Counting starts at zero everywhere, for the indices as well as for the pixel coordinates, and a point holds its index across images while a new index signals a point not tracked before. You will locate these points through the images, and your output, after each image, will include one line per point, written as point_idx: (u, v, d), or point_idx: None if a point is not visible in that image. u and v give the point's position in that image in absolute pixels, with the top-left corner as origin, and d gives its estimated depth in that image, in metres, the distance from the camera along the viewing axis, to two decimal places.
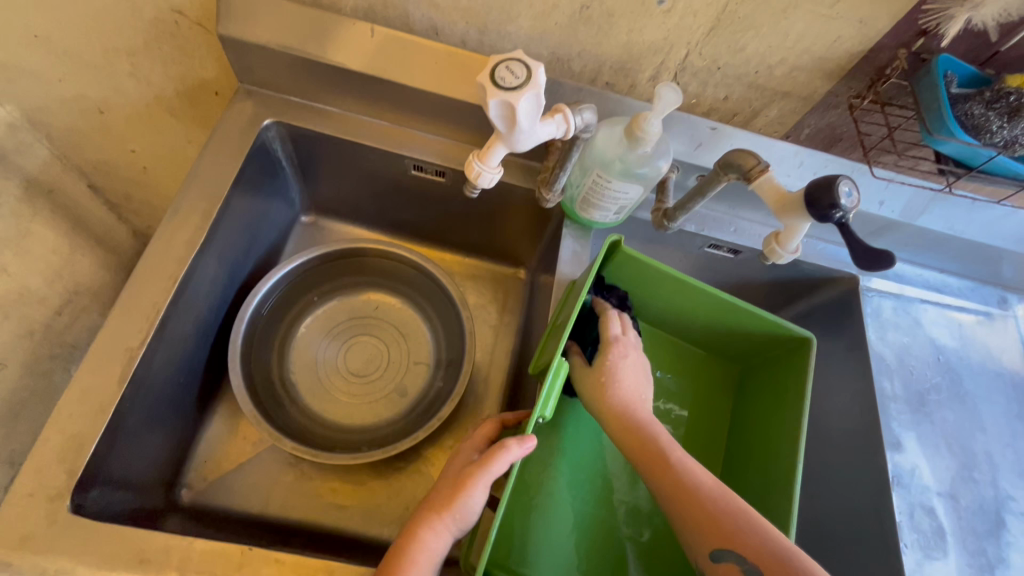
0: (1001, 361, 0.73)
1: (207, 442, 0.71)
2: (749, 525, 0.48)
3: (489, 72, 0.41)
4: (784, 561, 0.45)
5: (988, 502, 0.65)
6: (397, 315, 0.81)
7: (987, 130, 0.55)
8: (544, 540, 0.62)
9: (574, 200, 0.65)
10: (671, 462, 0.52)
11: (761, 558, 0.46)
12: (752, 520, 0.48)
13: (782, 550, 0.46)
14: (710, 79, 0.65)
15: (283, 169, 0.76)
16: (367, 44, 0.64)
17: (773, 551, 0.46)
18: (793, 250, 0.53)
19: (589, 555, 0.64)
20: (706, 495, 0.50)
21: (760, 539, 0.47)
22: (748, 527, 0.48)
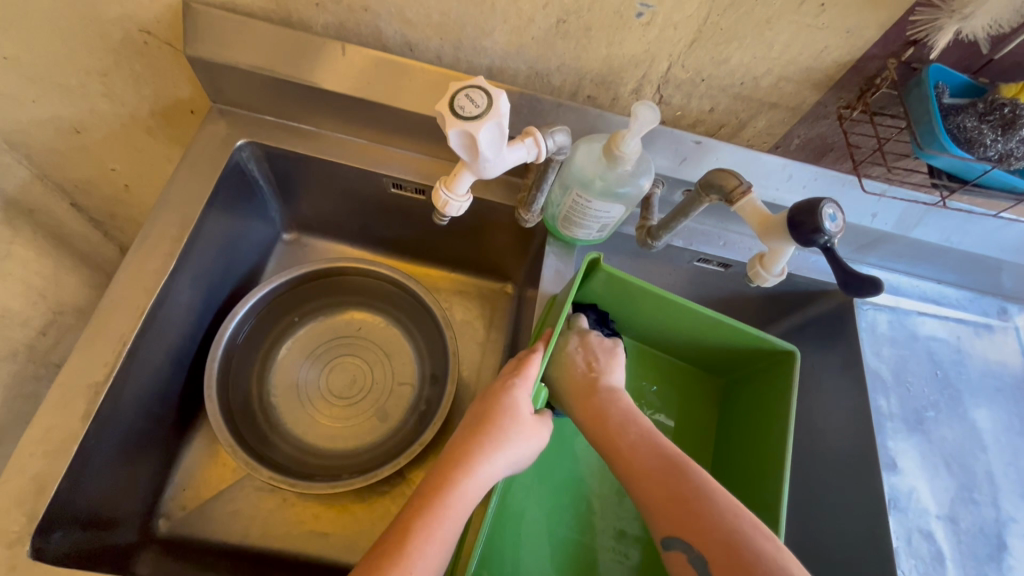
0: (1002, 375, 0.71)
1: (185, 469, 0.69)
2: (699, 508, 0.47)
3: (448, 102, 0.40)
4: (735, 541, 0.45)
5: (988, 524, 0.62)
6: (380, 334, 0.79)
7: (981, 143, 0.52)
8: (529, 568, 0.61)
9: (555, 218, 0.63)
10: (624, 447, 0.52)
11: (711, 540, 0.45)
12: (702, 502, 0.47)
13: (729, 539, 0.45)
14: (694, 91, 0.63)
15: (260, 188, 0.74)
16: (340, 62, 0.62)
17: (720, 536, 0.45)
18: (779, 272, 0.51)
19: None
20: (659, 477, 0.50)
21: (709, 525, 0.46)
22: (698, 510, 0.47)
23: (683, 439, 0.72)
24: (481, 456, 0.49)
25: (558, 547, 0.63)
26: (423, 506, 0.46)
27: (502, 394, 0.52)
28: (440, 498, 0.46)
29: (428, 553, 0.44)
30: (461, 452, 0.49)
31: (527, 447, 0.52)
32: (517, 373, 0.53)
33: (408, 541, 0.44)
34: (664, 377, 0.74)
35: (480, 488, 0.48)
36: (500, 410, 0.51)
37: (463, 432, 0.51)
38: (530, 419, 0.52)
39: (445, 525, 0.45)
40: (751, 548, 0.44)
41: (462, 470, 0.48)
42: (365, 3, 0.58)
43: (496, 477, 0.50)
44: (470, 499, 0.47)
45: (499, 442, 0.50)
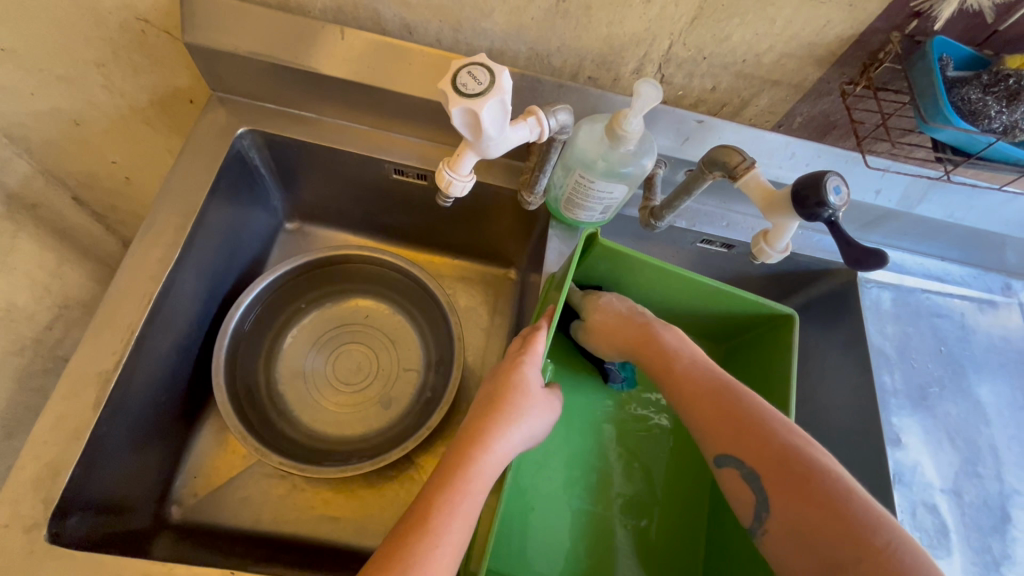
0: (1006, 350, 0.71)
1: (196, 457, 0.70)
2: (751, 426, 0.49)
3: (450, 79, 0.39)
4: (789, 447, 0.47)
5: (993, 498, 0.63)
6: (386, 322, 0.80)
7: (986, 115, 0.52)
8: (541, 542, 0.62)
9: (558, 201, 0.63)
10: (678, 378, 0.56)
11: (768, 446, 0.48)
12: (759, 418, 0.50)
13: (781, 446, 0.47)
14: (695, 69, 0.62)
15: (262, 177, 0.74)
16: (339, 47, 0.62)
17: (774, 446, 0.48)
18: (783, 249, 0.51)
19: (589, 556, 0.63)
20: (711, 399, 0.53)
21: (763, 442, 0.48)
22: (750, 429, 0.49)
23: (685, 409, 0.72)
24: (496, 432, 0.50)
25: (572, 520, 0.64)
26: (444, 483, 0.46)
27: (512, 373, 0.52)
28: (461, 474, 0.47)
29: (453, 528, 0.44)
30: (476, 430, 0.49)
31: (539, 420, 0.52)
32: (524, 350, 0.54)
33: (431, 518, 0.44)
34: None
35: (497, 463, 0.48)
36: (511, 387, 0.52)
37: (476, 412, 0.52)
38: (540, 395, 0.53)
39: (465, 501, 0.46)
40: (802, 458, 0.46)
41: (480, 447, 0.48)
42: None
43: (511, 453, 0.50)
44: (489, 475, 0.48)
45: (513, 419, 0.50)
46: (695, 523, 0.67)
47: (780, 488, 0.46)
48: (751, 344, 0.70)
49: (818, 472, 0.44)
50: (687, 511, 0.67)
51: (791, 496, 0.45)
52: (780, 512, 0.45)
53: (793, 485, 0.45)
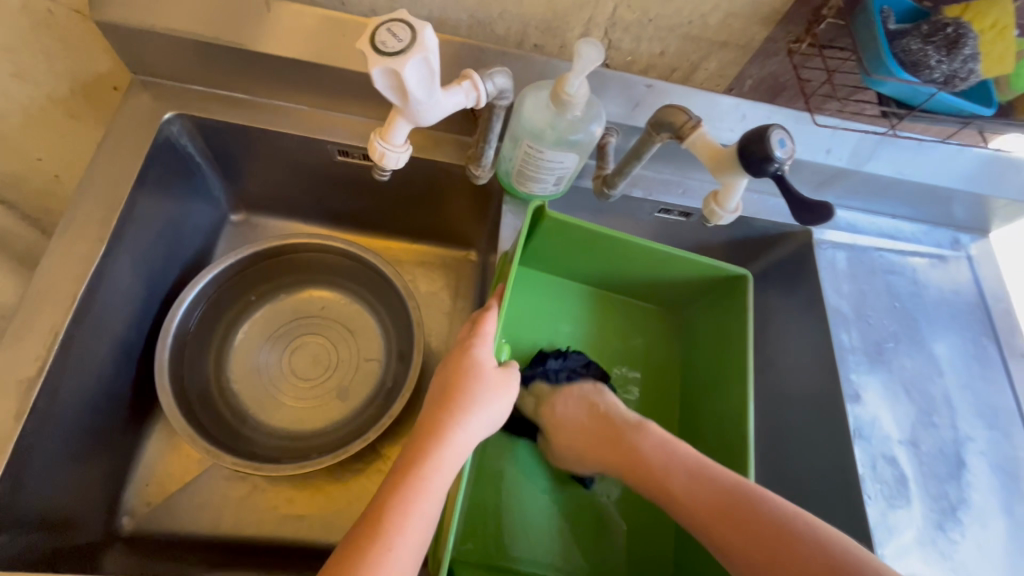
0: (955, 302, 0.74)
1: (146, 464, 0.66)
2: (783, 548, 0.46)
3: (367, 37, 0.37)
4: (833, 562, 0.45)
5: (948, 446, 0.65)
6: (343, 312, 0.77)
7: (926, 65, 0.51)
8: (517, 523, 0.61)
9: (509, 174, 0.61)
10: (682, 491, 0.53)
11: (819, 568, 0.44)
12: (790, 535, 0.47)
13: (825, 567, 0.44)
14: (642, 33, 0.61)
15: (198, 166, 0.70)
16: (266, 21, 0.58)
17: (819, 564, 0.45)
18: (733, 209, 0.50)
19: (565, 534, 0.62)
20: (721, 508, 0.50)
21: (798, 564, 0.45)
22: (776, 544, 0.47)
23: (650, 377, 0.71)
24: (451, 423, 0.47)
25: (542, 500, 0.63)
26: (398, 482, 0.44)
27: (463, 357, 0.50)
28: (414, 472, 0.44)
29: (409, 526, 0.42)
30: (431, 423, 0.48)
31: (497, 404, 0.50)
32: (475, 333, 0.52)
33: (384, 517, 0.42)
34: (634, 323, 0.74)
35: (455, 455, 0.46)
36: (465, 372, 0.50)
37: (432, 402, 0.50)
38: (495, 375, 0.51)
39: (421, 497, 0.44)
40: None
41: (435, 441, 0.46)
42: None
43: (469, 443, 0.48)
44: (446, 467, 0.46)
45: (468, 406, 0.48)
46: None
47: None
48: (709, 312, 0.69)
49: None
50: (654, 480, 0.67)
51: None
52: None
53: None
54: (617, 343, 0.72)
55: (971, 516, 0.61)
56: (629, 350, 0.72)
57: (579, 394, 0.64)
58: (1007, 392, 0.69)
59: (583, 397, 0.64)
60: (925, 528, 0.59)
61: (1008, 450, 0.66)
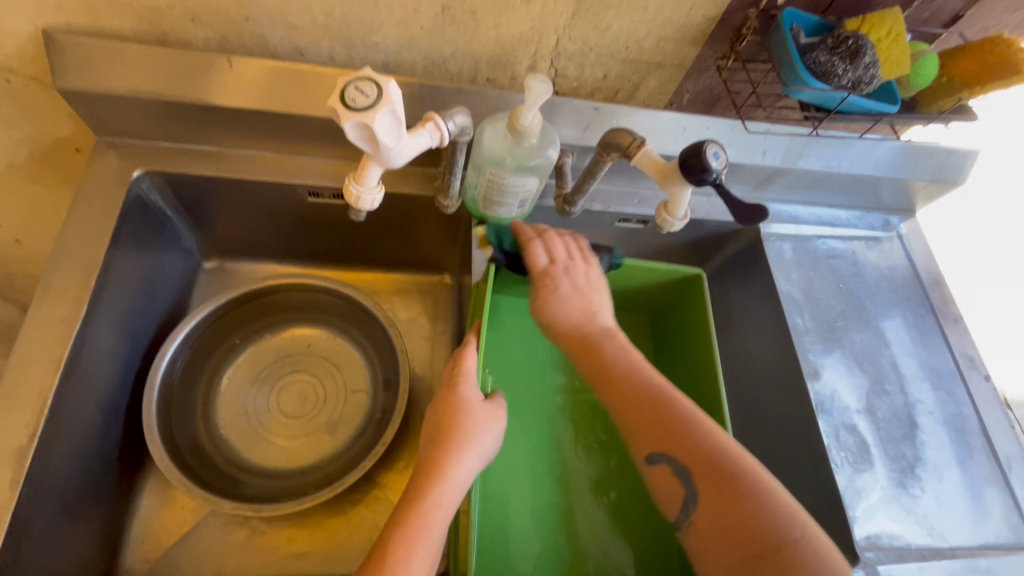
0: (892, 277, 0.81)
1: (141, 521, 0.66)
2: (715, 473, 0.48)
3: (336, 95, 0.40)
4: (713, 456, 0.49)
5: (900, 409, 0.71)
6: (327, 347, 0.78)
7: (835, 74, 0.58)
8: (528, 543, 0.61)
9: (476, 201, 0.65)
10: (635, 399, 0.53)
11: (696, 459, 0.49)
12: (688, 425, 0.51)
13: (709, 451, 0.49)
14: (585, 60, 0.66)
15: (168, 218, 0.71)
16: (227, 75, 0.60)
17: (705, 452, 0.49)
18: (682, 215, 0.55)
19: (574, 547, 0.62)
20: (665, 423, 0.51)
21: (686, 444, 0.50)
22: (709, 470, 0.49)
23: None
24: (449, 459, 0.48)
25: (548, 514, 0.63)
26: (401, 522, 0.45)
27: (449, 397, 0.51)
28: (417, 509, 0.46)
29: (415, 562, 0.43)
30: (428, 461, 0.49)
31: (490, 435, 0.51)
32: (458, 370, 0.53)
33: (389, 556, 0.43)
34: None
35: (457, 491, 0.48)
36: (454, 408, 0.51)
37: (427, 440, 0.50)
38: (482, 408, 0.52)
39: (424, 533, 0.45)
40: (727, 469, 0.48)
41: (436, 481, 0.47)
42: (244, 12, 0.57)
43: (469, 476, 0.49)
44: (449, 504, 0.47)
45: (463, 441, 0.49)
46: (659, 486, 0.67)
47: (711, 514, 0.48)
48: (672, 311, 0.73)
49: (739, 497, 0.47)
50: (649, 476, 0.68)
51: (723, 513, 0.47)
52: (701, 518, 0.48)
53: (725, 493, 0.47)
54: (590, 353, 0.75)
55: (928, 472, 0.67)
56: None
57: (581, 274, 0.61)
58: (946, 354, 0.76)
59: (575, 269, 0.61)
60: (888, 487, 0.65)
61: (953, 407, 0.72)
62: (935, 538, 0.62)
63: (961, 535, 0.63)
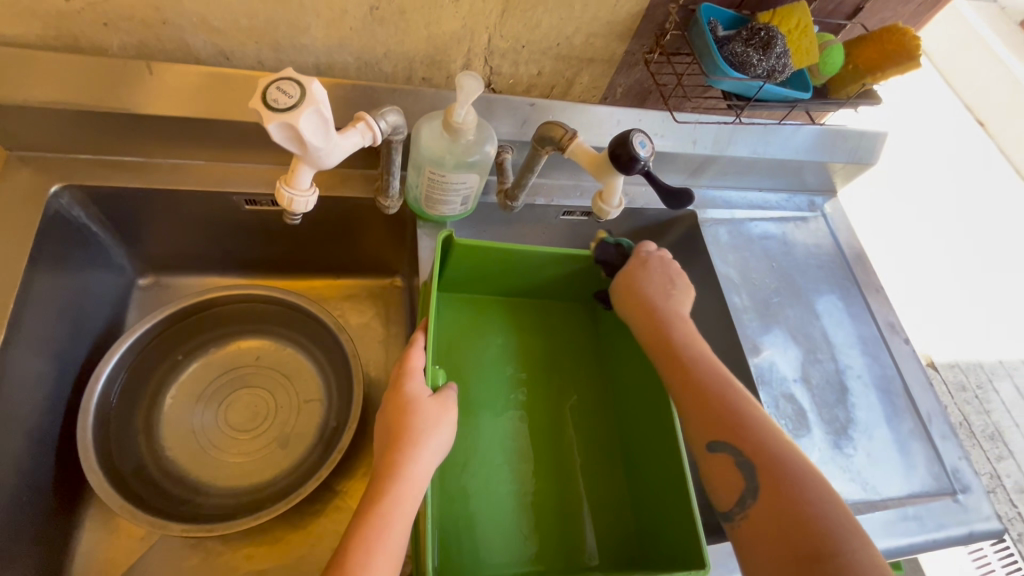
0: (819, 254, 0.86)
1: (82, 554, 0.63)
2: (776, 466, 0.50)
3: (258, 96, 0.40)
4: (775, 455, 0.51)
5: (833, 375, 0.76)
6: (277, 358, 0.77)
7: (750, 64, 0.61)
8: (491, 536, 0.61)
9: (419, 200, 0.65)
10: (702, 388, 0.55)
11: (756, 452, 0.51)
12: (754, 421, 0.53)
13: (771, 447, 0.51)
14: (518, 57, 0.67)
15: (94, 235, 0.67)
16: (148, 81, 0.58)
17: (766, 446, 0.51)
18: (617, 203, 0.57)
19: (538, 536, 0.62)
20: (729, 413, 0.53)
21: (750, 438, 0.52)
22: (768, 462, 0.50)
23: (580, 365, 0.74)
24: (404, 458, 0.48)
25: (510, 505, 0.63)
26: (360, 527, 0.45)
27: (398, 397, 0.51)
28: (375, 512, 0.45)
29: (376, 566, 0.43)
30: (384, 464, 0.48)
31: (444, 431, 0.51)
32: (403, 370, 0.53)
33: (348, 561, 0.43)
34: (555, 321, 0.77)
35: (418, 491, 0.47)
36: (406, 408, 0.50)
37: (381, 443, 0.50)
38: (433, 404, 0.52)
39: (384, 535, 0.44)
40: (788, 467, 0.50)
41: (393, 483, 0.47)
42: (161, 16, 0.56)
43: (427, 474, 0.49)
44: (410, 503, 0.46)
45: (417, 439, 0.49)
46: (618, 468, 0.68)
47: (770, 506, 0.49)
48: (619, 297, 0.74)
49: (798, 495, 0.48)
50: (604, 459, 0.68)
51: (777, 509, 0.48)
52: (756, 512, 0.49)
53: (783, 489, 0.49)
54: (544, 344, 0.75)
55: (860, 431, 0.72)
56: (555, 347, 0.75)
57: (666, 266, 0.65)
58: (870, 322, 0.82)
59: (659, 259, 0.66)
60: (825, 449, 0.69)
61: (879, 370, 0.78)
62: (868, 492, 0.67)
63: (892, 487, 0.69)
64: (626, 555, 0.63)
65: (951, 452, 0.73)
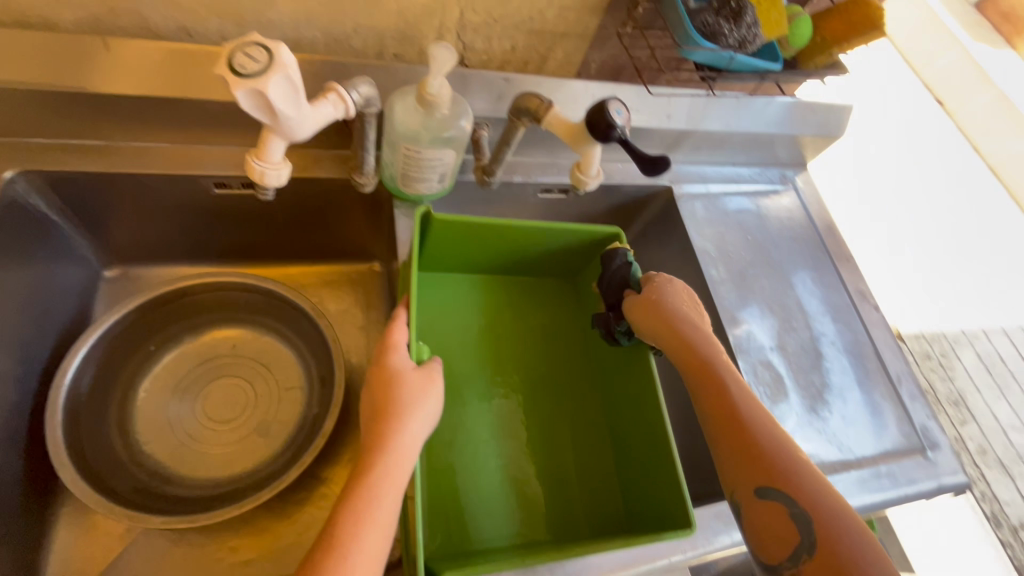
0: (792, 226, 0.88)
1: (59, 555, 0.61)
2: (832, 518, 0.45)
3: (223, 61, 0.38)
4: (831, 506, 0.46)
5: (807, 342, 0.78)
6: (254, 347, 0.75)
7: (721, 34, 0.62)
8: (480, 513, 0.61)
9: (395, 179, 0.64)
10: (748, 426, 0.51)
11: (810, 500, 0.46)
12: (805, 465, 0.48)
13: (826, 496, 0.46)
14: (491, 32, 0.67)
15: (54, 224, 0.64)
16: (104, 59, 0.55)
17: (820, 495, 0.46)
18: (595, 173, 0.57)
19: (527, 510, 0.62)
20: (779, 456, 0.48)
21: (800, 484, 0.47)
22: (832, 518, 0.45)
23: (561, 341, 0.75)
24: (393, 430, 0.48)
25: (498, 481, 0.63)
26: (349, 498, 0.44)
27: (383, 370, 0.51)
28: (365, 484, 0.44)
29: (367, 536, 0.42)
30: (373, 437, 0.48)
31: (431, 404, 0.51)
32: (387, 344, 0.53)
33: (338, 531, 0.42)
34: (536, 299, 0.77)
35: (408, 462, 0.47)
36: (393, 381, 0.50)
37: (369, 417, 0.50)
38: (420, 377, 0.51)
39: (375, 506, 0.44)
40: (845, 522, 0.44)
41: (383, 453, 0.46)
42: None
43: (416, 446, 0.48)
44: (400, 474, 0.46)
45: (405, 411, 0.49)
46: (603, 440, 0.69)
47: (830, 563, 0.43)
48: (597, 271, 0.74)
49: (859, 551, 0.43)
50: (591, 432, 0.69)
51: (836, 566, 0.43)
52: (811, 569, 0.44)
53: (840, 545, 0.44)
54: (525, 322, 0.75)
55: (834, 395, 0.74)
56: (536, 324, 0.75)
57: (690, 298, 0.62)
58: (842, 290, 0.84)
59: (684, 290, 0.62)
60: (802, 413, 0.71)
61: (851, 336, 0.80)
62: (844, 452, 0.70)
63: (866, 447, 0.71)
64: (614, 525, 0.64)
65: (920, 411, 0.76)
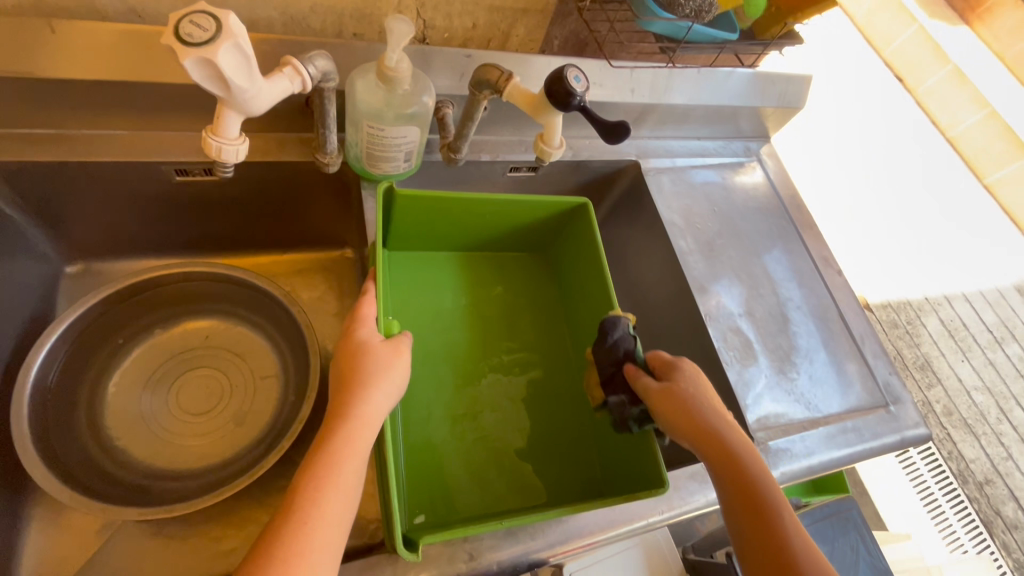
0: (756, 197, 0.90)
1: (34, 555, 0.60)
2: None
3: (170, 30, 0.38)
4: None
5: (774, 308, 0.80)
6: (226, 337, 0.74)
7: (678, 4, 0.62)
8: (461, 486, 0.61)
9: (360, 158, 0.63)
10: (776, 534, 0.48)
11: None
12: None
13: None
14: (451, 9, 0.66)
15: (9, 218, 0.62)
16: (51, 43, 0.54)
17: None
18: (559, 143, 0.57)
19: (508, 481, 0.63)
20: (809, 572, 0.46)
21: None
22: None
23: (534, 317, 0.76)
24: (355, 400, 0.48)
25: (477, 454, 0.63)
26: (309, 467, 0.44)
27: (348, 343, 0.52)
28: (324, 452, 0.45)
29: (326, 501, 0.43)
30: (335, 408, 0.48)
31: (395, 374, 0.51)
32: (354, 318, 0.54)
33: (296, 496, 0.43)
34: (509, 277, 0.78)
35: (369, 430, 0.47)
36: (356, 352, 0.51)
37: (334, 388, 0.50)
38: (384, 349, 0.52)
39: (334, 474, 0.44)
40: None
41: (343, 421, 0.47)
42: None
43: (380, 415, 0.48)
44: (361, 443, 0.46)
45: (367, 381, 0.49)
46: (580, 410, 0.70)
47: None
48: (567, 245, 0.75)
49: None
50: (567, 403, 0.70)
51: None
52: None
53: None
54: (498, 299, 0.76)
55: (802, 356, 0.76)
56: (510, 301, 0.76)
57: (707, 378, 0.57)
58: (806, 256, 0.87)
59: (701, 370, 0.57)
60: (771, 374, 0.73)
61: (816, 299, 0.83)
62: (811, 410, 0.72)
63: (831, 404, 0.74)
64: (593, 490, 0.65)
65: (882, 368, 0.79)
